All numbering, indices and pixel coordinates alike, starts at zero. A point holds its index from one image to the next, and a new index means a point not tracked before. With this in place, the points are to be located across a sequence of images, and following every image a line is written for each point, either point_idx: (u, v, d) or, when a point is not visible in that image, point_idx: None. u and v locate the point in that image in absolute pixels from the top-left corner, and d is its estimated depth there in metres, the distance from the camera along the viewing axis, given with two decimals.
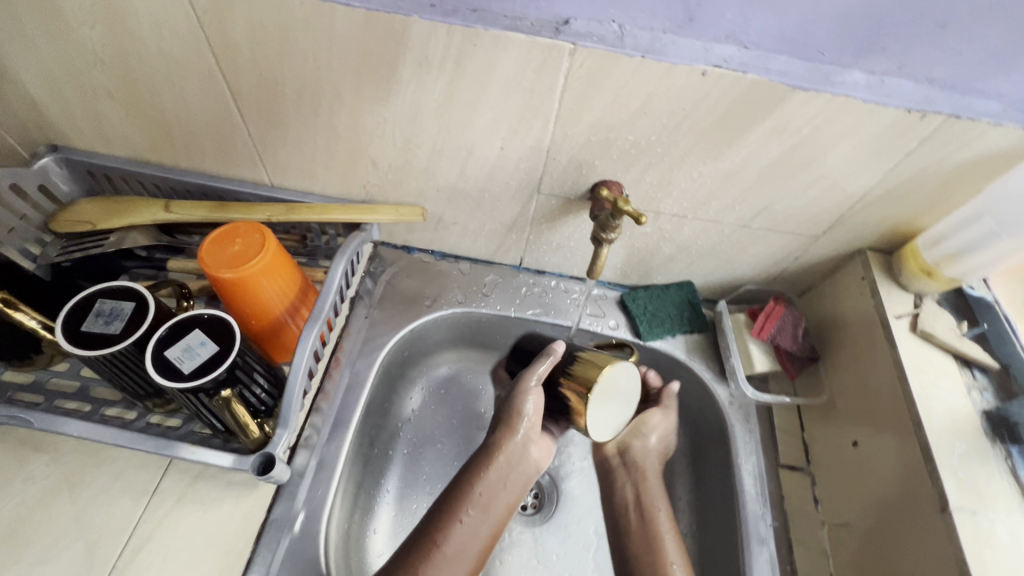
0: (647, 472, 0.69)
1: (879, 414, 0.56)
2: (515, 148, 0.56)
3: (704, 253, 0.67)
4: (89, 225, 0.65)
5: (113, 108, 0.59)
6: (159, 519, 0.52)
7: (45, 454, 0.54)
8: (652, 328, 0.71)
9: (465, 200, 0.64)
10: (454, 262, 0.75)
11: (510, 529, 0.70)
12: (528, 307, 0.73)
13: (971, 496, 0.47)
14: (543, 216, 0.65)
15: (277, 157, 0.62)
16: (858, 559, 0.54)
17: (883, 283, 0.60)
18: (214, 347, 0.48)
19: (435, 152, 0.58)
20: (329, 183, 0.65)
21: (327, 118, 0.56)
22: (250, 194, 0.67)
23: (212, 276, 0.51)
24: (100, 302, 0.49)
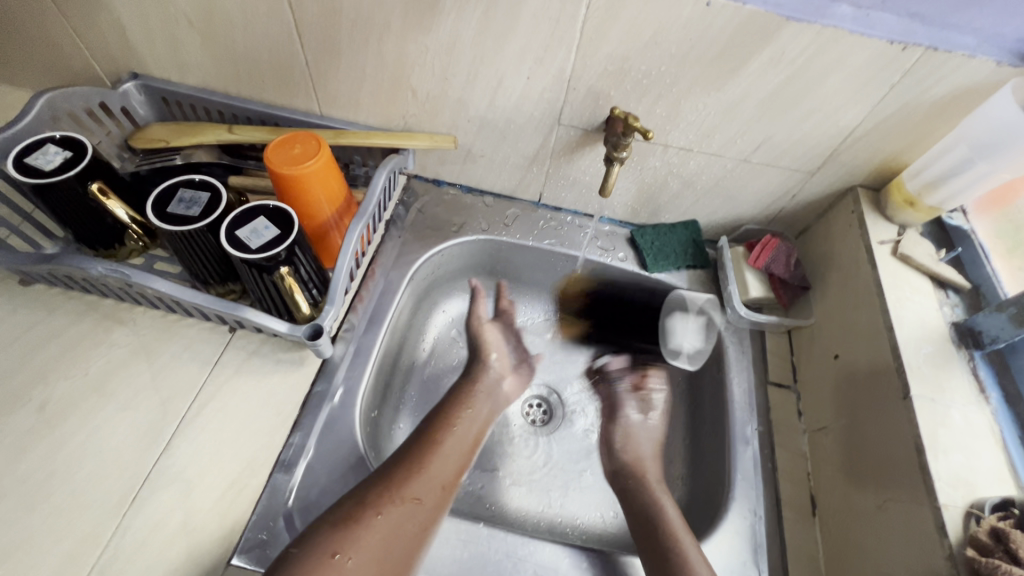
0: (660, 449, 0.73)
1: (858, 327, 0.62)
2: (541, 79, 0.63)
3: (707, 189, 0.73)
4: (163, 142, 0.74)
5: (190, 36, 0.68)
6: (221, 384, 0.61)
7: (125, 327, 0.63)
8: (657, 260, 0.78)
9: (493, 131, 0.71)
10: (479, 196, 0.82)
11: (519, 436, 0.78)
12: (545, 237, 0.80)
13: (931, 387, 0.53)
14: (562, 149, 0.72)
15: (329, 86, 0.71)
16: (834, 455, 0.60)
17: (871, 215, 0.66)
18: (276, 230, 0.56)
19: (469, 82, 0.65)
20: (373, 113, 0.73)
21: (376, 47, 0.64)
22: (302, 122, 0.75)
23: (275, 173, 0.59)
24: (182, 190, 0.58)
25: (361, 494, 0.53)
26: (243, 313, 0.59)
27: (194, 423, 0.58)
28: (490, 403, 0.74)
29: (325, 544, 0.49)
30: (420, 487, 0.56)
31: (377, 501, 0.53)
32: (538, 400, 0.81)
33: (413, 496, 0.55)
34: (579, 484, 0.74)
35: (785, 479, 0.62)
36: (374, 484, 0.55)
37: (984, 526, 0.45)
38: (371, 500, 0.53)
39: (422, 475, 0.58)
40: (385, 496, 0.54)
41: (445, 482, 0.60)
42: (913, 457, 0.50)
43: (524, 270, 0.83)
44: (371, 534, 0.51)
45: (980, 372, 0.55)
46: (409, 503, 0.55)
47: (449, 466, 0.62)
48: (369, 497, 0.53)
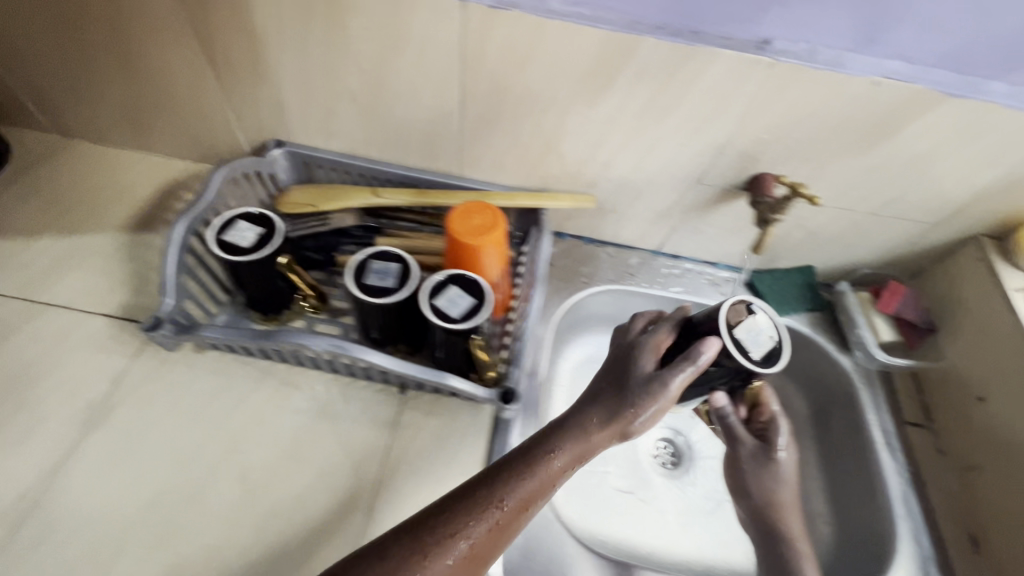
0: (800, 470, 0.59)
1: (1004, 371, 0.65)
2: (693, 144, 0.67)
3: (831, 238, 0.77)
4: (311, 206, 0.77)
5: (348, 108, 0.71)
6: (404, 445, 0.63)
7: (302, 391, 0.65)
8: (779, 305, 0.82)
9: (631, 189, 0.75)
10: (601, 246, 0.86)
11: (655, 479, 0.81)
12: (670, 284, 0.84)
13: None
14: (696, 204, 0.76)
15: (476, 151, 0.74)
16: (992, 494, 0.64)
17: (1000, 263, 0.70)
18: (471, 299, 0.58)
19: (620, 147, 0.69)
20: (514, 174, 0.77)
21: (536, 117, 0.68)
22: (442, 183, 0.78)
23: (457, 240, 0.62)
24: (372, 261, 0.60)
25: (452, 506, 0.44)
26: (445, 381, 0.62)
27: (388, 487, 0.60)
28: (613, 434, 0.50)
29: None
30: (514, 506, 0.45)
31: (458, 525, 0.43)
32: (665, 442, 0.84)
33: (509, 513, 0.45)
34: (721, 525, 0.78)
35: (943, 519, 0.66)
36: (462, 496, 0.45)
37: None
38: (422, 546, 0.41)
39: (516, 487, 0.46)
40: (465, 520, 0.43)
41: (530, 495, 0.46)
42: None
43: None
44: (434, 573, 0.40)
45: None
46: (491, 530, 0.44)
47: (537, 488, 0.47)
48: (446, 518, 0.43)
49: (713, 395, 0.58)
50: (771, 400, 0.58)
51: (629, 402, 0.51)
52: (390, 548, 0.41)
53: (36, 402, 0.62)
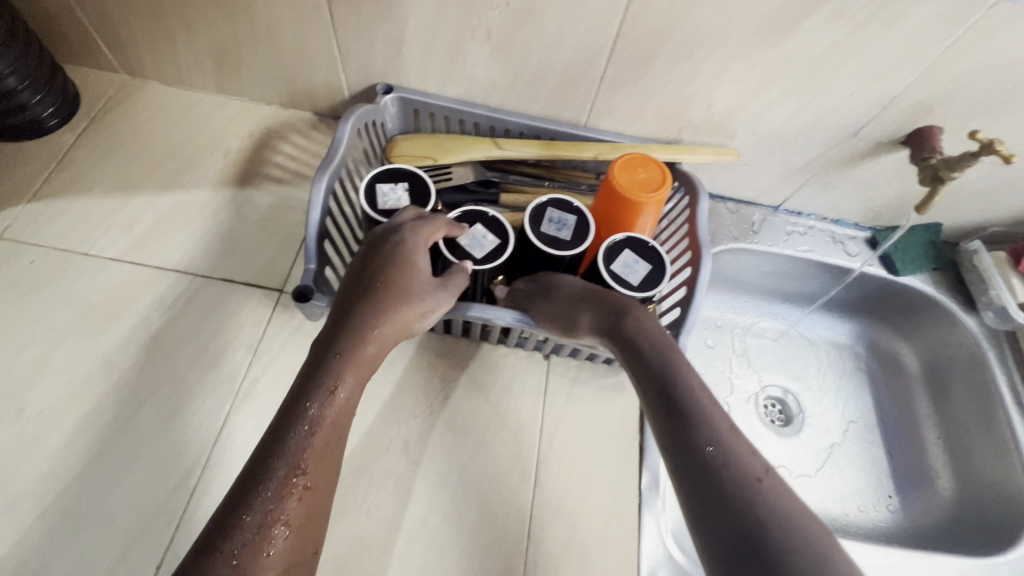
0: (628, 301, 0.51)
1: None
2: (863, 94, 0.62)
3: (973, 196, 0.74)
4: (431, 159, 0.71)
5: (478, 50, 0.64)
6: (558, 414, 0.62)
7: (449, 360, 0.63)
8: (906, 264, 0.79)
9: (775, 142, 0.70)
10: (722, 203, 0.82)
11: (768, 437, 0.80)
12: (794, 244, 0.80)
13: None
14: (841, 159, 0.71)
15: (614, 100, 0.68)
16: None
17: None
18: (647, 265, 0.55)
19: (779, 96, 0.64)
20: (647, 125, 0.71)
21: (695, 63, 0.61)
22: (568, 135, 0.72)
23: (625, 197, 0.57)
24: (550, 210, 0.57)
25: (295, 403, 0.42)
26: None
27: (551, 455, 0.59)
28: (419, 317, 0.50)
29: (297, 516, 0.38)
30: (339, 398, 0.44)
31: (284, 462, 0.39)
32: (774, 401, 0.83)
33: (334, 411, 0.43)
34: (835, 487, 0.77)
35: None
36: (305, 383, 0.44)
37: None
38: (290, 452, 0.40)
39: (316, 409, 0.42)
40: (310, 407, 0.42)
41: (336, 412, 0.43)
42: None
43: (760, 276, 0.84)
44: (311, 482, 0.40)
45: None
46: (322, 444, 0.41)
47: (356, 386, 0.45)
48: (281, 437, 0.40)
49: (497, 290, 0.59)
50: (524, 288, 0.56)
51: (404, 298, 0.49)
52: (242, 491, 0.38)
53: (176, 374, 0.59)
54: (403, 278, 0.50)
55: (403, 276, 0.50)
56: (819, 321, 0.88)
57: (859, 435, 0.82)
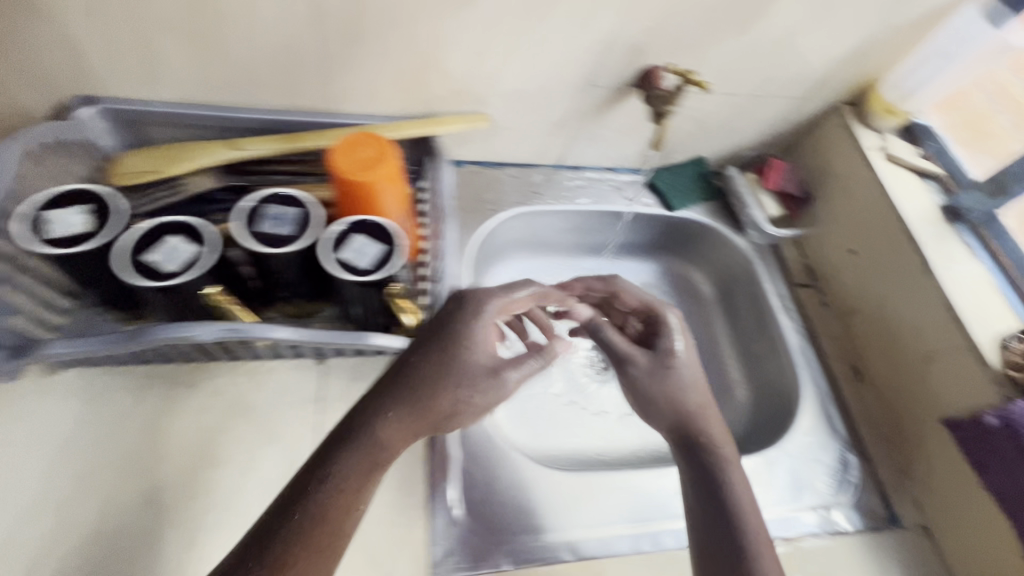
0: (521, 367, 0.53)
1: (869, 226, 0.74)
2: (579, 42, 0.63)
3: (717, 125, 0.80)
4: (156, 173, 0.63)
5: (171, 43, 0.57)
6: (335, 417, 0.58)
7: (203, 388, 0.57)
8: (679, 199, 0.84)
9: (523, 102, 0.71)
10: (502, 169, 0.81)
11: (591, 386, 0.82)
12: (576, 197, 0.82)
13: (941, 259, 0.66)
14: (590, 108, 0.73)
15: (346, 79, 0.64)
16: (865, 330, 0.74)
17: (856, 126, 0.77)
18: (381, 245, 0.53)
19: (505, 55, 0.64)
20: (393, 102, 0.68)
21: (406, 29, 0.59)
22: (313, 124, 0.68)
23: (349, 182, 0.55)
24: (266, 206, 0.53)
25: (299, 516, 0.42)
26: (366, 340, 0.55)
27: None
28: (489, 400, 0.50)
29: (307, 568, 0.41)
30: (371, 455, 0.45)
31: (309, 559, 0.41)
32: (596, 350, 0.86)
33: (373, 453, 0.45)
34: None
35: (834, 359, 0.75)
36: (290, 497, 0.43)
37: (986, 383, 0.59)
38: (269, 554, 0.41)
39: (315, 507, 0.43)
40: (336, 465, 0.44)
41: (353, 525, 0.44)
42: (947, 317, 0.63)
43: (557, 235, 0.86)
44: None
45: (969, 239, 0.68)
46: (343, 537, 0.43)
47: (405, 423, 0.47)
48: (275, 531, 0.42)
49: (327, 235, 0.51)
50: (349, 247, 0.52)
51: (443, 394, 0.49)
52: None
53: None
54: (436, 394, 0.48)
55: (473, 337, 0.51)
56: (625, 266, 0.91)
57: None
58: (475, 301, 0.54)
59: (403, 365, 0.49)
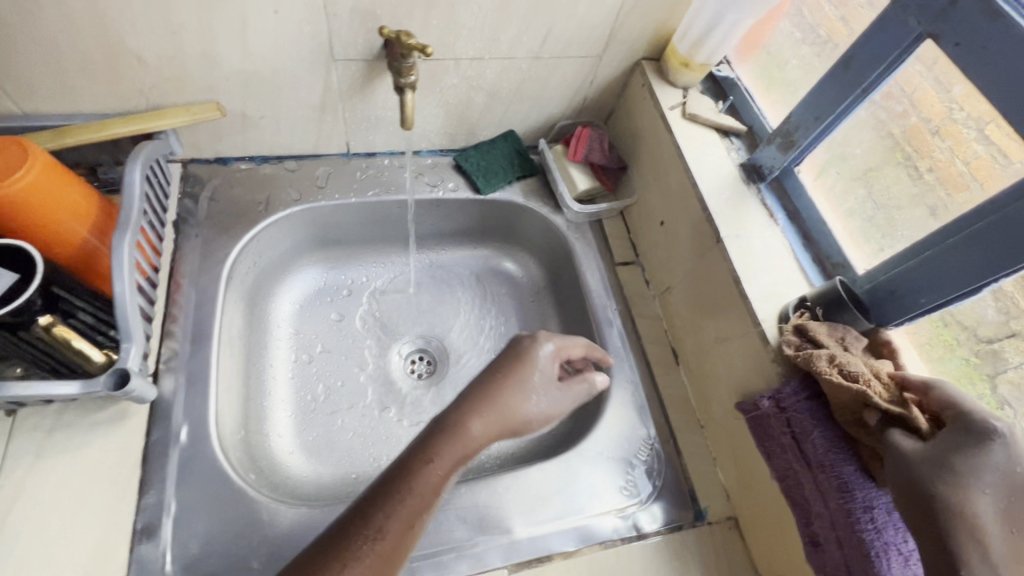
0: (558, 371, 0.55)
1: (672, 196, 0.67)
2: (290, 10, 0.54)
3: (513, 95, 0.72)
4: None
5: None
6: (21, 479, 0.49)
7: None
8: (488, 180, 0.77)
9: (263, 85, 0.61)
10: (279, 163, 0.72)
11: (410, 394, 0.76)
12: (368, 188, 0.74)
13: (735, 225, 0.60)
14: (349, 87, 0.64)
15: (17, 75, 0.54)
16: (680, 308, 0.67)
17: (657, 84, 0.69)
18: (11, 276, 0.44)
19: (206, 32, 0.54)
20: (97, 97, 0.58)
21: (57, 9, 0.49)
22: (0, 131, 0.57)
23: None
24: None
25: (333, 539, 0.39)
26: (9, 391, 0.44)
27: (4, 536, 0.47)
28: (499, 414, 0.49)
29: (365, 573, 0.38)
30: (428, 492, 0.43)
31: (350, 554, 0.38)
32: (419, 353, 0.79)
33: (430, 483, 0.43)
34: None
35: (650, 342, 0.69)
36: (360, 507, 0.41)
37: (882, 382, 0.46)
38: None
39: (372, 527, 0.40)
40: (378, 512, 0.40)
41: (398, 535, 0.40)
42: (732, 287, 0.57)
43: (358, 231, 0.78)
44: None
45: (768, 201, 0.62)
46: (381, 545, 0.39)
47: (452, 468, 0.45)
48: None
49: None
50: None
51: (489, 411, 0.49)
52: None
53: None
54: (489, 381, 0.51)
55: (503, 389, 0.50)
56: (451, 257, 0.84)
57: None
58: (528, 339, 0.55)
59: (438, 421, 0.47)
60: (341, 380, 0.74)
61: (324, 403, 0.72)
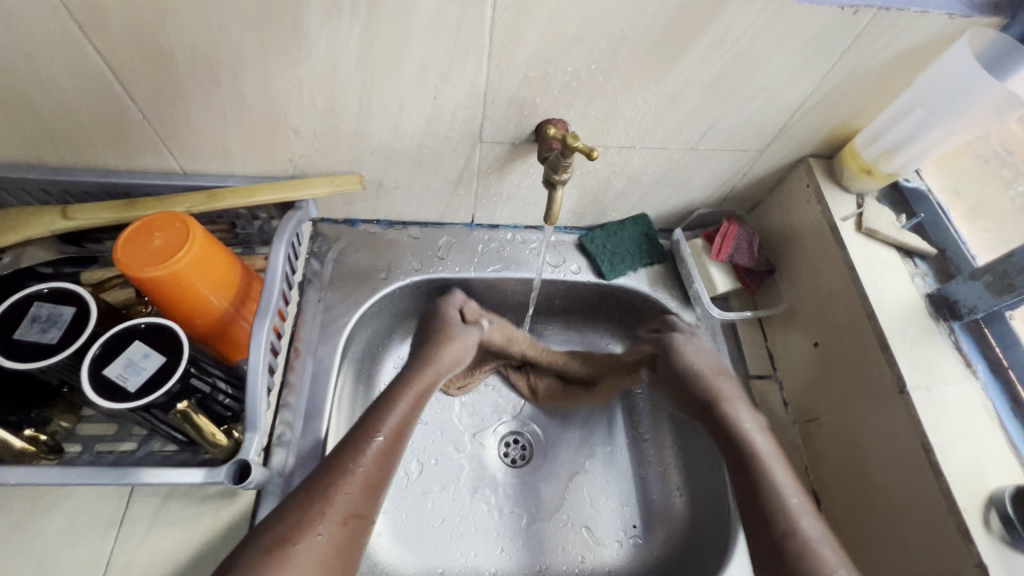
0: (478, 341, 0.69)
1: (834, 317, 0.59)
2: (450, 96, 0.52)
3: (655, 182, 0.66)
4: None
5: None
6: (134, 549, 0.49)
7: None
8: (614, 265, 0.71)
9: (405, 160, 0.60)
10: (403, 229, 0.71)
11: (503, 484, 0.70)
12: (488, 263, 0.71)
13: (923, 373, 0.51)
14: (488, 166, 0.61)
15: (183, 139, 0.55)
16: (828, 448, 0.58)
17: (827, 187, 0.61)
18: (161, 358, 0.44)
19: (363, 112, 0.53)
20: (249, 162, 0.59)
21: (232, 86, 0.49)
22: (160, 187, 0.59)
23: (136, 279, 0.46)
24: (36, 306, 0.44)
25: (296, 506, 0.47)
26: (138, 477, 0.45)
27: None
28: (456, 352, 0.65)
29: (328, 537, 0.46)
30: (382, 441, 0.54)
31: (317, 510, 0.47)
32: (514, 436, 0.74)
33: (368, 467, 0.51)
34: (580, 520, 0.69)
35: None
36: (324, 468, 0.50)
37: None
38: (307, 503, 0.47)
39: (289, 521, 0.46)
40: (353, 458, 0.51)
41: (369, 477, 0.51)
42: (918, 452, 0.48)
43: None
44: (345, 505, 0.49)
45: (963, 345, 0.53)
46: (347, 521, 0.48)
47: (408, 411, 0.58)
48: (298, 511, 0.47)
49: (127, 351, 0.43)
50: (146, 361, 0.43)
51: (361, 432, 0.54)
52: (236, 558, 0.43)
53: None
54: (375, 409, 0.57)
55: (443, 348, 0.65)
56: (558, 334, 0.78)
57: (610, 453, 0.73)
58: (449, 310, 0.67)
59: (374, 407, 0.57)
60: (435, 458, 0.70)
61: (417, 482, 0.69)
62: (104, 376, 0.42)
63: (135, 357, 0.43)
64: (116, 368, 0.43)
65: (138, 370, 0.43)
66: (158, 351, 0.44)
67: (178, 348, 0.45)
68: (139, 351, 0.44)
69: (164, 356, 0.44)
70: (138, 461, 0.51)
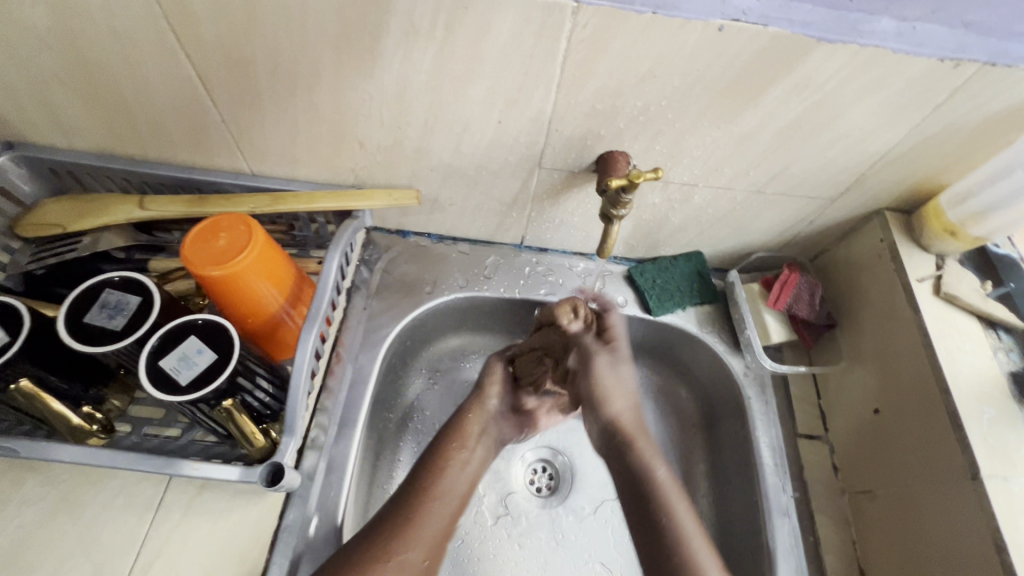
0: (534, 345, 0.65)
1: (901, 384, 0.55)
2: (514, 121, 0.52)
3: (715, 221, 0.63)
4: (59, 228, 0.59)
5: (69, 99, 0.53)
6: (169, 533, 0.51)
7: (39, 475, 0.52)
8: (662, 302, 0.68)
9: (462, 179, 0.60)
10: (453, 244, 0.71)
11: (527, 512, 0.68)
12: (535, 286, 0.70)
13: (1001, 461, 0.46)
14: (544, 192, 0.61)
15: (255, 143, 0.57)
16: (882, 525, 0.54)
17: (902, 244, 0.58)
18: (212, 355, 0.45)
19: (427, 130, 0.54)
20: (314, 168, 0.60)
21: (306, 98, 0.51)
22: (229, 185, 0.62)
23: (198, 276, 0.47)
24: (107, 293, 0.47)
25: (371, 540, 0.51)
26: (181, 469, 0.47)
27: None
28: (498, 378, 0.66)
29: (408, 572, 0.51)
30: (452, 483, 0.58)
31: (396, 547, 0.51)
32: (542, 464, 0.72)
33: (441, 505, 0.56)
34: (602, 559, 0.66)
35: (829, 552, 0.56)
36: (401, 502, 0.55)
37: None
38: (390, 539, 0.51)
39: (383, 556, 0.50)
40: (433, 494, 0.56)
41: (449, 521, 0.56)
42: (989, 548, 0.44)
43: (512, 324, 0.74)
44: (426, 542, 0.53)
45: None
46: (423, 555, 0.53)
47: (482, 453, 0.63)
48: (380, 543, 0.51)
49: (179, 346, 0.45)
50: (196, 357, 0.45)
51: (436, 465, 0.58)
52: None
53: None
54: (448, 452, 0.60)
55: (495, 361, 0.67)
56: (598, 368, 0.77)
57: None
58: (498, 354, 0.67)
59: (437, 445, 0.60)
60: None
61: None
62: (157, 369, 0.44)
63: (186, 354, 0.45)
64: (170, 362, 0.44)
65: (189, 366, 0.45)
66: (209, 348, 0.45)
67: (230, 347, 0.46)
68: (191, 347, 0.45)
69: (214, 353, 0.45)
70: (181, 449, 0.53)
